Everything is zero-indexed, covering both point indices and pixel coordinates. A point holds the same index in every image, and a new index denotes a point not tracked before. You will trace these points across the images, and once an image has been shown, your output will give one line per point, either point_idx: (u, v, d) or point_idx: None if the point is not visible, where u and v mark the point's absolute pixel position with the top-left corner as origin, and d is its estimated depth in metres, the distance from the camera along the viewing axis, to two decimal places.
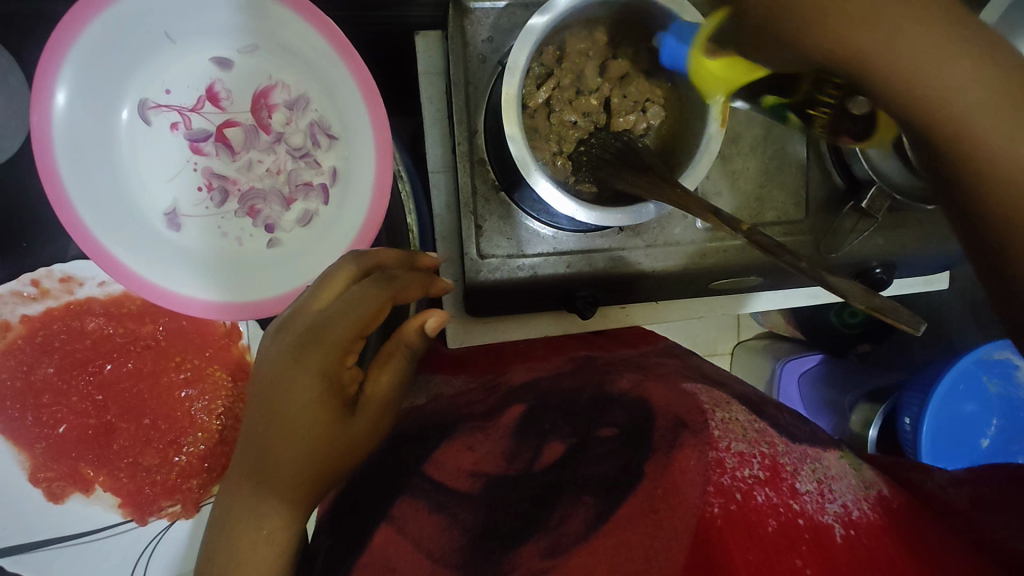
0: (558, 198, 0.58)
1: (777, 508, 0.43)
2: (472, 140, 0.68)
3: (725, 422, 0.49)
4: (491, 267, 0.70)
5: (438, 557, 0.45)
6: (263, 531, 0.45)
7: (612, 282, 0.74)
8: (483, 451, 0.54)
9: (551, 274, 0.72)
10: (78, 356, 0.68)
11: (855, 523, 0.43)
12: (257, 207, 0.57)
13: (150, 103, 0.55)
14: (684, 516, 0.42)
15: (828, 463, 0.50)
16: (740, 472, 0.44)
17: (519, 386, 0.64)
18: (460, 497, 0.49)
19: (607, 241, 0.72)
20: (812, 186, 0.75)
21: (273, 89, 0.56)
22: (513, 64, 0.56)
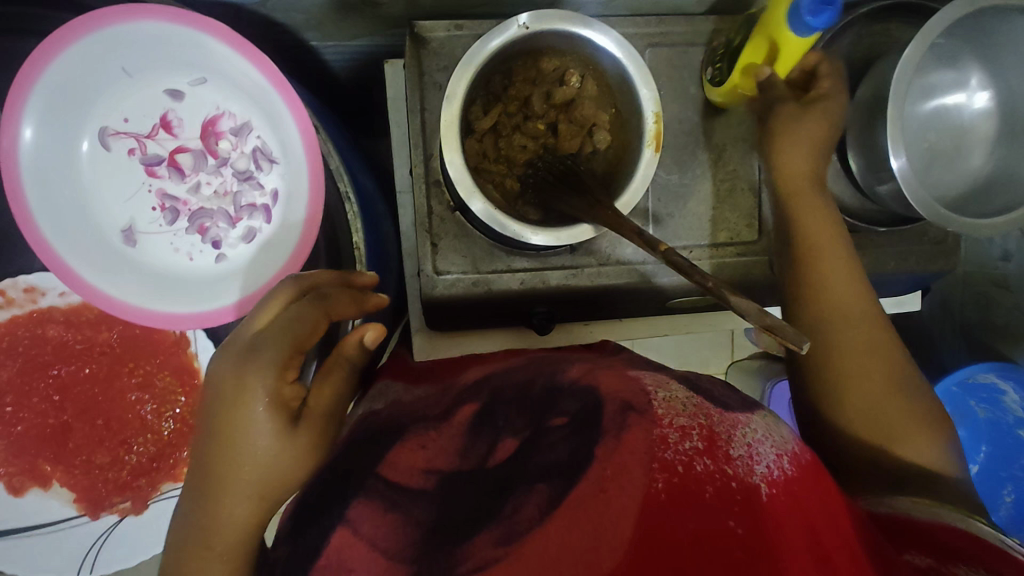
0: (495, 220, 0.61)
1: (714, 474, 0.45)
2: (428, 162, 0.72)
3: (666, 401, 0.52)
4: (448, 282, 0.74)
5: (392, 553, 0.46)
6: (218, 542, 0.50)
7: (566, 298, 0.77)
8: (435, 450, 0.55)
9: (505, 289, 0.75)
10: (40, 359, 0.71)
11: (777, 482, 0.46)
12: (206, 228, 0.61)
13: (110, 130, 0.59)
14: (633, 491, 0.44)
15: (754, 427, 0.51)
16: (682, 445, 0.46)
17: (471, 383, 0.66)
18: (415, 493, 0.50)
19: (560, 259, 0.75)
20: (766, 209, 0.77)
21: (221, 117, 0.60)
22: (452, 94, 0.59)
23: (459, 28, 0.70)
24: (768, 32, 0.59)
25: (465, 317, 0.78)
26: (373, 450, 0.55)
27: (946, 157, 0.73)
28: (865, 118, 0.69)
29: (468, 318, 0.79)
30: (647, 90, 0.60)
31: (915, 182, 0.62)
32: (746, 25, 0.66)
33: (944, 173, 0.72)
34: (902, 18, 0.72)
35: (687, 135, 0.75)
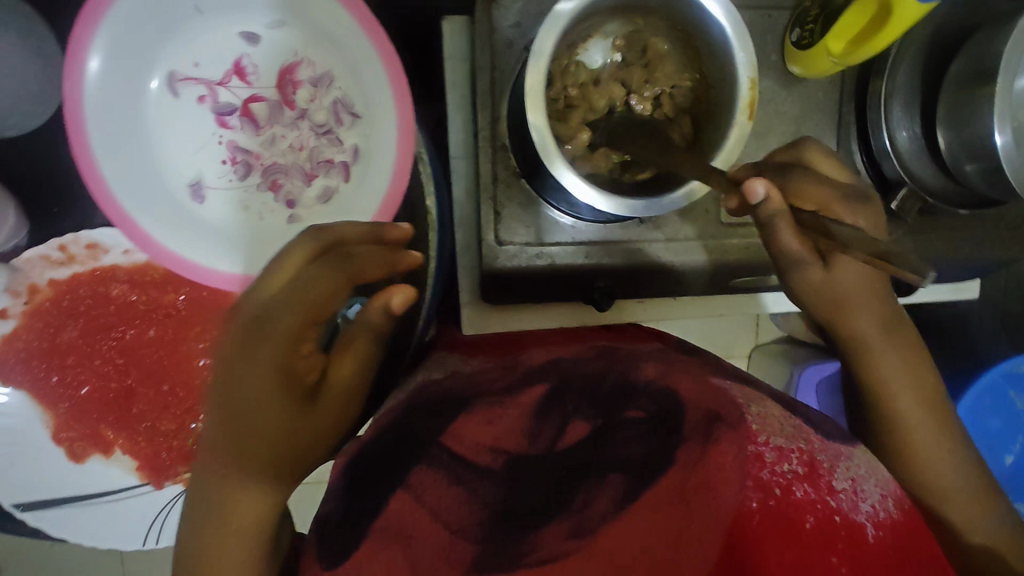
0: (578, 186, 0.57)
1: (815, 504, 0.43)
2: (495, 126, 0.68)
3: (761, 415, 0.48)
4: (509, 254, 0.70)
5: (456, 528, 0.44)
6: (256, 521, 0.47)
7: (629, 276, 0.73)
8: (502, 428, 0.50)
9: (569, 263, 0.72)
10: (103, 321, 0.70)
11: (883, 524, 0.44)
12: (278, 184, 0.58)
13: (178, 75, 0.56)
14: (726, 504, 0.42)
15: (857, 461, 0.48)
16: (779, 466, 0.44)
17: (538, 364, 0.59)
18: (479, 471, 0.47)
19: (626, 233, 0.71)
20: None
21: (299, 65, 0.57)
22: (535, 53, 0.55)
23: None
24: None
25: (520, 292, 0.75)
26: (429, 421, 0.51)
27: None
28: (960, 89, 0.64)
29: (522, 294, 0.75)
30: (745, 53, 0.55)
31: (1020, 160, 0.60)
32: None
33: None
34: None
35: (766, 105, 0.71)
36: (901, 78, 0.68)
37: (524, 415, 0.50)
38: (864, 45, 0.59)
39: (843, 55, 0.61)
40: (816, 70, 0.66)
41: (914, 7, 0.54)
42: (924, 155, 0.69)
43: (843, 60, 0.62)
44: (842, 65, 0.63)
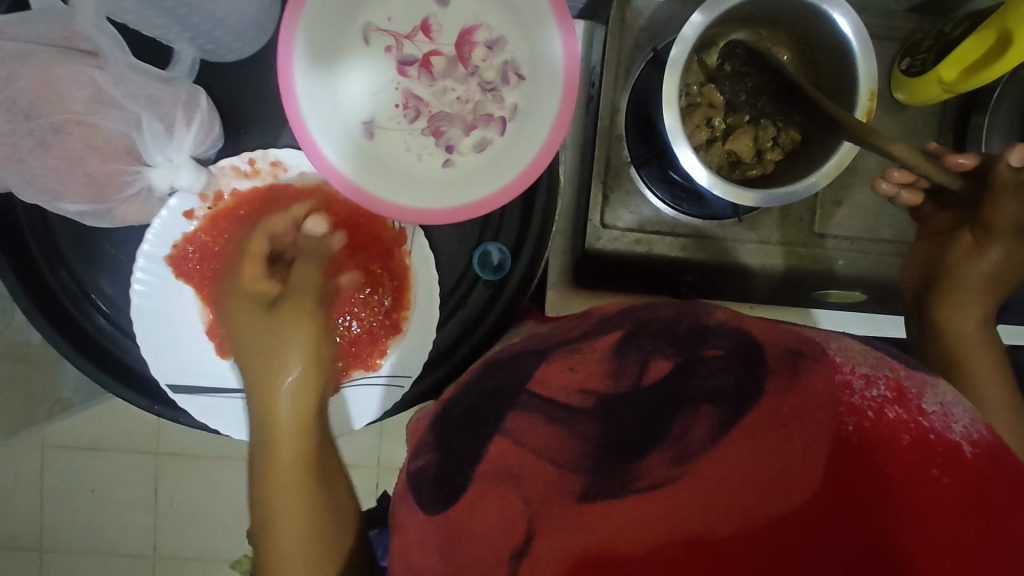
0: (695, 166, 0.61)
1: (909, 424, 0.42)
2: (613, 117, 0.73)
3: (842, 350, 0.46)
4: (611, 237, 0.75)
5: (562, 462, 0.44)
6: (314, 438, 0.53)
7: (719, 273, 0.77)
8: (587, 369, 0.46)
9: (665, 253, 0.76)
10: None
11: (977, 443, 0.42)
12: (440, 133, 0.59)
13: (373, 27, 0.57)
14: (822, 429, 0.42)
15: (943, 388, 0.46)
16: (869, 392, 0.43)
17: (613, 312, 0.57)
18: (575, 411, 0.46)
19: (723, 230, 0.75)
20: None
21: (478, 28, 0.58)
22: (673, 60, 0.60)
23: None
24: (1005, 21, 0.59)
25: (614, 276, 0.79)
26: (519, 368, 0.49)
27: None
28: None
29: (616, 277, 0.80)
30: (867, 65, 0.60)
31: None
32: (970, 20, 0.66)
33: None
34: None
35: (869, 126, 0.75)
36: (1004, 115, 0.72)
37: (600, 355, 0.47)
38: (977, 73, 0.62)
39: (954, 82, 0.65)
40: (921, 97, 0.70)
41: None
42: None
43: (953, 87, 0.66)
44: (951, 92, 0.66)
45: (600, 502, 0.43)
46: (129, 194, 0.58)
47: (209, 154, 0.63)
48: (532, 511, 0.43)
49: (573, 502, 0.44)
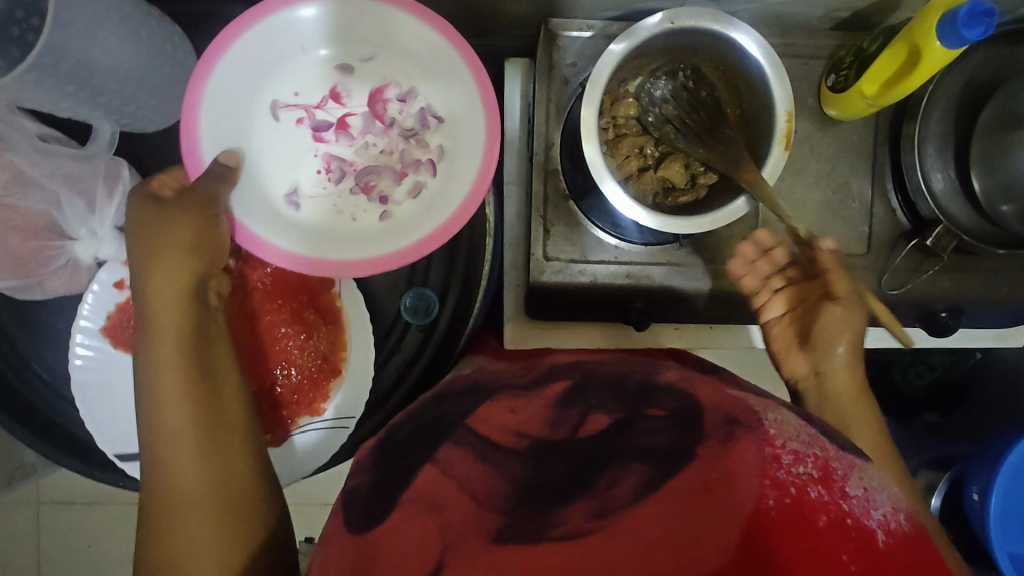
0: (622, 199, 0.62)
1: (829, 505, 0.43)
2: (548, 152, 0.75)
3: (778, 423, 0.49)
4: (555, 271, 0.76)
5: (482, 498, 0.46)
6: (204, 408, 0.52)
7: (668, 298, 0.78)
8: (526, 414, 0.52)
9: (610, 280, 0.76)
10: None
11: (893, 531, 0.44)
12: (372, 186, 0.63)
13: (281, 103, 0.62)
14: (743, 500, 0.43)
15: (871, 474, 0.49)
16: (796, 468, 0.44)
17: (562, 363, 0.65)
18: (506, 451, 0.49)
19: (666, 256, 0.76)
20: (876, 223, 0.77)
21: (388, 86, 0.63)
22: (590, 90, 0.62)
23: (591, 27, 0.74)
24: (914, 37, 0.60)
25: (564, 308, 0.80)
26: (458, 406, 0.55)
27: None
28: None
29: (566, 310, 0.80)
30: (782, 91, 0.62)
31: None
32: (884, 36, 0.67)
33: None
34: None
35: (803, 144, 0.76)
36: (934, 124, 0.73)
37: (544, 406, 0.53)
38: (896, 87, 0.64)
39: (876, 97, 0.66)
40: (850, 113, 0.71)
41: (941, 52, 0.59)
42: (958, 197, 0.72)
43: (878, 102, 0.67)
44: (876, 106, 0.68)
45: (514, 543, 0.43)
46: (55, 267, 0.64)
47: None
48: (449, 540, 0.43)
49: (485, 542, 0.43)
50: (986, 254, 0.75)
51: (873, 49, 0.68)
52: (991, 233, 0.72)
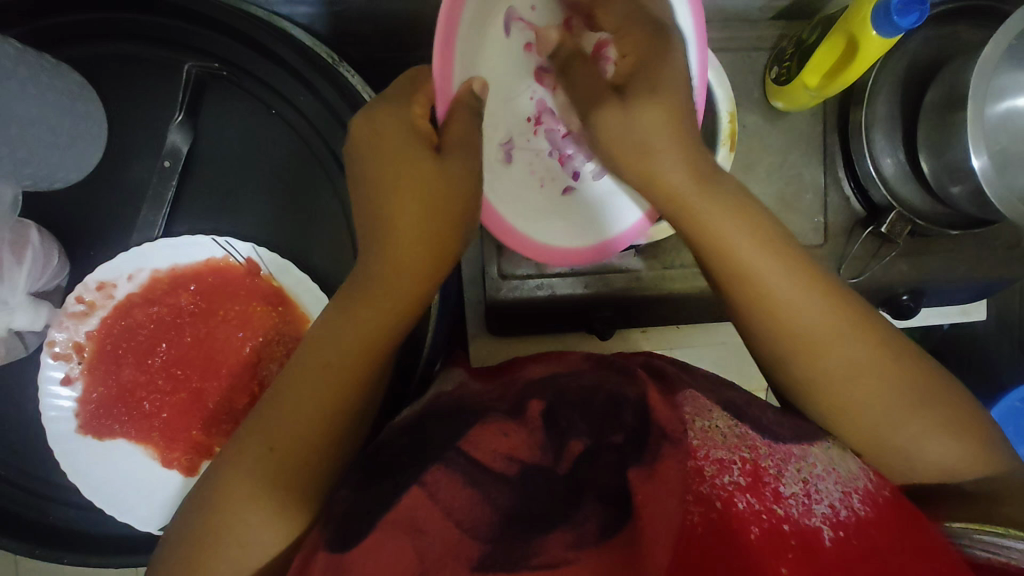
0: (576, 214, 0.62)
1: (760, 514, 0.38)
2: None
3: (703, 428, 0.43)
4: (511, 287, 0.73)
5: (467, 526, 0.40)
6: (331, 365, 0.46)
7: (630, 303, 0.76)
8: (519, 437, 0.46)
9: (568, 294, 0.74)
10: (139, 338, 0.52)
11: (843, 525, 0.38)
12: (563, 155, 0.62)
13: (516, 15, 0.56)
14: (668, 518, 0.38)
15: (813, 460, 0.43)
16: (720, 478, 0.39)
17: (535, 380, 0.56)
18: (498, 478, 0.43)
19: (624, 263, 0.74)
20: (831, 212, 0.75)
21: (619, 40, 0.58)
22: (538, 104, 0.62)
23: None
24: (850, 26, 0.60)
25: (526, 321, 0.77)
26: (447, 427, 0.47)
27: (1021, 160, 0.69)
28: (938, 113, 0.68)
29: (529, 322, 0.78)
30: (722, 90, 0.64)
31: (998, 181, 0.60)
32: (823, 24, 0.67)
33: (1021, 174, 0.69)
34: (971, 20, 0.72)
35: (752, 139, 0.74)
36: (880, 108, 0.72)
37: (537, 428, 0.47)
38: (839, 78, 0.64)
39: (819, 88, 0.66)
40: (797, 105, 0.71)
41: (877, 43, 0.59)
42: (910, 181, 0.71)
43: (821, 92, 0.66)
44: (820, 97, 0.67)
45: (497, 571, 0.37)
46: None
47: (59, 282, 0.53)
48: (427, 568, 0.38)
49: (467, 568, 0.37)
50: (942, 236, 0.74)
51: (813, 38, 0.67)
52: (944, 213, 0.71)
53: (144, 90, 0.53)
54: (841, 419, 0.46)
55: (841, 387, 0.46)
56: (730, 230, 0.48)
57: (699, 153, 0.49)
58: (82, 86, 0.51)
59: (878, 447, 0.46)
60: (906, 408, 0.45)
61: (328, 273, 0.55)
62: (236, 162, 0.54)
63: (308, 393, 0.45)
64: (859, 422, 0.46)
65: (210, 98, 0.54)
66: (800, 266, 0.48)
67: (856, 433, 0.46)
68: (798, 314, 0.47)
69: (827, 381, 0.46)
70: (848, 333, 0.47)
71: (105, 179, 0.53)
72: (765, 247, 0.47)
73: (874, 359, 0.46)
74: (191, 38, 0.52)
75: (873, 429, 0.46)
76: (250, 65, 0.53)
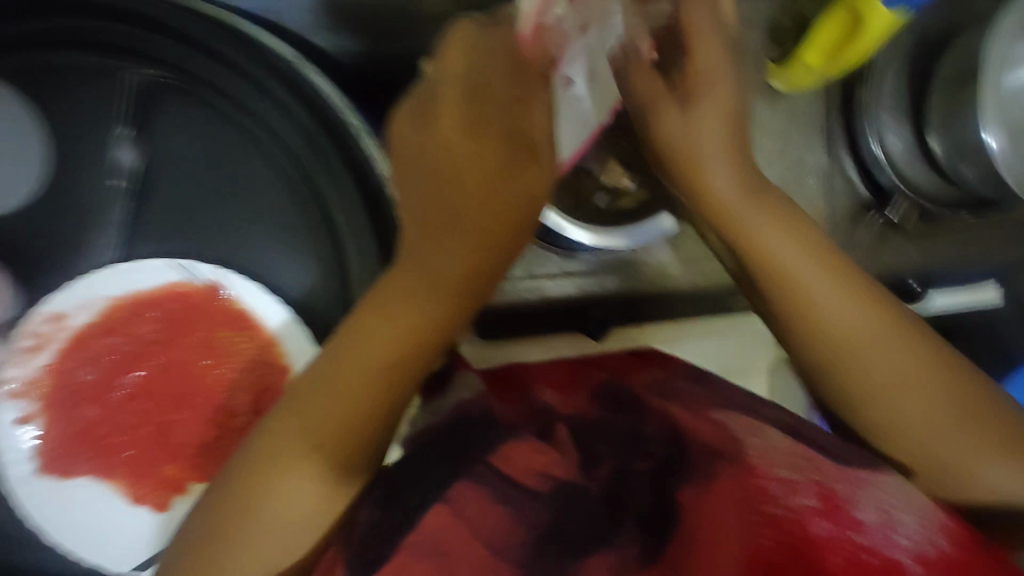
0: (560, 223, 0.61)
1: (840, 543, 0.31)
2: None
3: (761, 447, 0.38)
4: (502, 290, 0.70)
5: (499, 546, 0.33)
6: (393, 359, 0.41)
7: (623, 303, 0.75)
8: (553, 456, 0.39)
9: (560, 296, 0.72)
10: (99, 375, 0.49)
11: (929, 562, 0.32)
12: (563, 72, 0.50)
13: None
14: (732, 545, 0.31)
15: (886, 486, 0.36)
16: (792, 499, 0.33)
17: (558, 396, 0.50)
18: (531, 493, 0.36)
19: (616, 262, 0.73)
20: (835, 197, 0.71)
21: None
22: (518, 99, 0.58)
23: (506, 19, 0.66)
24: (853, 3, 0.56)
25: (516, 325, 0.74)
26: (474, 441, 0.40)
27: None
28: (946, 94, 0.63)
29: (520, 326, 0.75)
30: None
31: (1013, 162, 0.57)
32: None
33: None
34: None
35: (752, 122, 0.70)
36: (888, 85, 0.67)
37: (570, 449, 0.41)
38: (841, 59, 0.60)
39: (822, 69, 0.62)
40: (797, 87, 0.67)
41: (886, 16, 0.55)
42: (920, 164, 0.67)
43: (823, 73, 0.63)
44: (822, 79, 0.63)
45: None
46: None
47: None
48: None
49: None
50: (951, 219, 0.71)
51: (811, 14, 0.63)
52: (954, 196, 0.67)
53: (89, 102, 0.49)
54: (869, 412, 0.43)
55: (870, 371, 0.43)
56: (761, 233, 0.46)
57: (745, 164, 0.49)
58: (10, 101, 0.47)
59: (910, 445, 0.42)
60: (951, 405, 0.41)
61: (298, 289, 0.51)
62: (195, 175, 0.50)
63: (364, 391, 0.41)
64: (889, 417, 0.42)
65: (161, 108, 0.49)
66: (820, 257, 0.46)
67: (890, 427, 0.42)
68: (821, 298, 0.44)
69: (853, 369, 0.43)
70: (881, 321, 0.44)
71: (46, 194, 0.49)
72: (781, 227, 0.46)
73: (910, 350, 0.43)
74: (139, 45, 0.48)
75: (907, 426, 0.42)
76: (206, 73, 0.49)
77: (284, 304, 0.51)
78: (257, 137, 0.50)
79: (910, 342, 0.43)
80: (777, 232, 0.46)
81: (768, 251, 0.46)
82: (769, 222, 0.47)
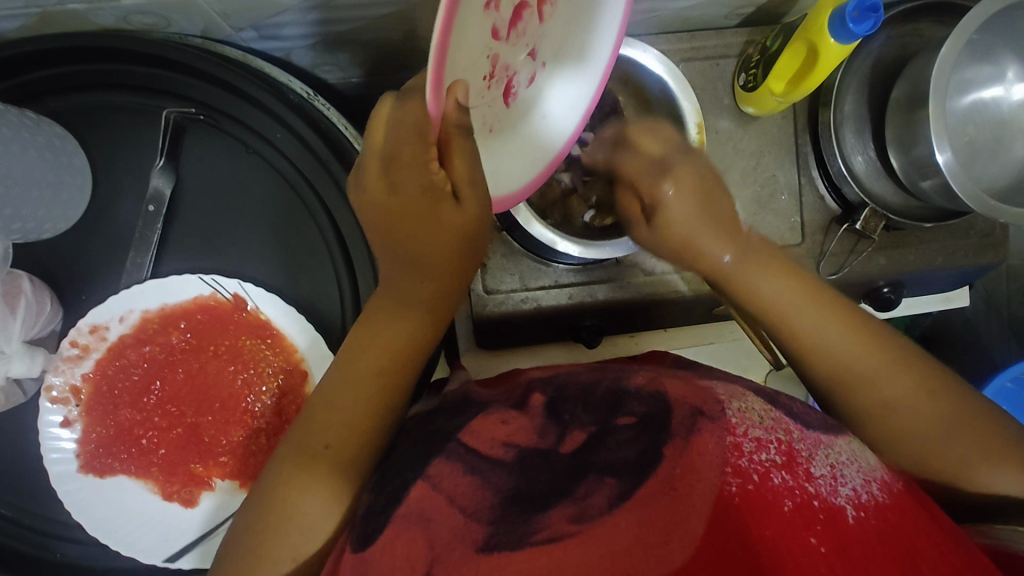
0: (548, 236, 0.66)
1: (793, 490, 0.37)
2: None
3: (742, 410, 0.41)
4: (497, 302, 0.73)
5: (471, 510, 0.39)
6: (389, 369, 0.47)
7: (615, 311, 0.77)
8: (518, 424, 0.45)
9: (553, 305, 0.74)
10: (135, 382, 0.54)
11: (865, 506, 0.37)
12: (512, 86, 0.48)
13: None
14: (704, 491, 0.36)
15: (839, 448, 0.41)
16: (758, 455, 0.38)
17: (539, 378, 0.55)
18: (494, 462, 0.41)
19: (605, 272, 0.75)
20: (806, 210, 0.77)
21: None
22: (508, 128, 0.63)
23: None
24: (809, 36, 0.63)
25: (513, 334, 0.78)
26: (452, 420, 0.46)
27: (989, 151, 0.71)
28: (902, 111, 0.69)
29: (517, 334, 0.79)
30: (688, 103, 0.64)
31: (962, 176, 0.61)
32: (784, 33, 0.70)
33: (988, 167, 0.70)
34: (931, 19, 0.74)
35: (726, 144, 0.76)
36: (849, 106, 0.73)
37: (537, 416, 0.46)
38: (802, 85, 0.66)
39: (785, 94, 0.68)
40: (766, 111, 0.73)
41: (836, 50, 0.62)
42: (882, 178, 0.73)
43: (787, 98, 0.69)
44: (786, 103, 0.69)
45: (499, 553, 0.36)
46: None
47: (54, 326, 0.55)
48: (437, 554, 0.37)
49: (473, 552, 0.36)
50: (915, 229, 0.76)
51: (776, 45, 0.70)
52: (917, 209, 0.73)
53: (125, 138, 0.55)
54: (889, 437, 0.47)
55: (882, 398, 0.47)
56: (762, 283, 0.50)
57: (730, 223, 0.52)
58: (65, 138, 0.54)
59: (927, 460, 0.46)
60: (958, 425, 0.46)
61: (311, 300, 0.56)
62: (219, 198, 0.56)
63: (364, 395, 0.47)
64: (902, 438, 0.47)
65: (189, 141, 0.55)
66: (823, 299, 0.50)
67: (906, 450, 0.46)
68: (825, 336, 0.49)
69: (864, 396, 0.48)
70: (887, 353, 0.48)
71: (88, 220, 0.55)
72: (784, 270, 0.51)
73: (914, 376, 0.47)
74: (171, 85, 0.54)
75: (923, 444, 0.46)
76: (226, 107, 0.54)
77: (301, 315, 0.55)
78: (274, 163, 0.55)
79: (915, 368, 0.48)
80: (766, 269, 0.51)
81: (779, 299, 0.50)
82: (779, 272, 0.51)
